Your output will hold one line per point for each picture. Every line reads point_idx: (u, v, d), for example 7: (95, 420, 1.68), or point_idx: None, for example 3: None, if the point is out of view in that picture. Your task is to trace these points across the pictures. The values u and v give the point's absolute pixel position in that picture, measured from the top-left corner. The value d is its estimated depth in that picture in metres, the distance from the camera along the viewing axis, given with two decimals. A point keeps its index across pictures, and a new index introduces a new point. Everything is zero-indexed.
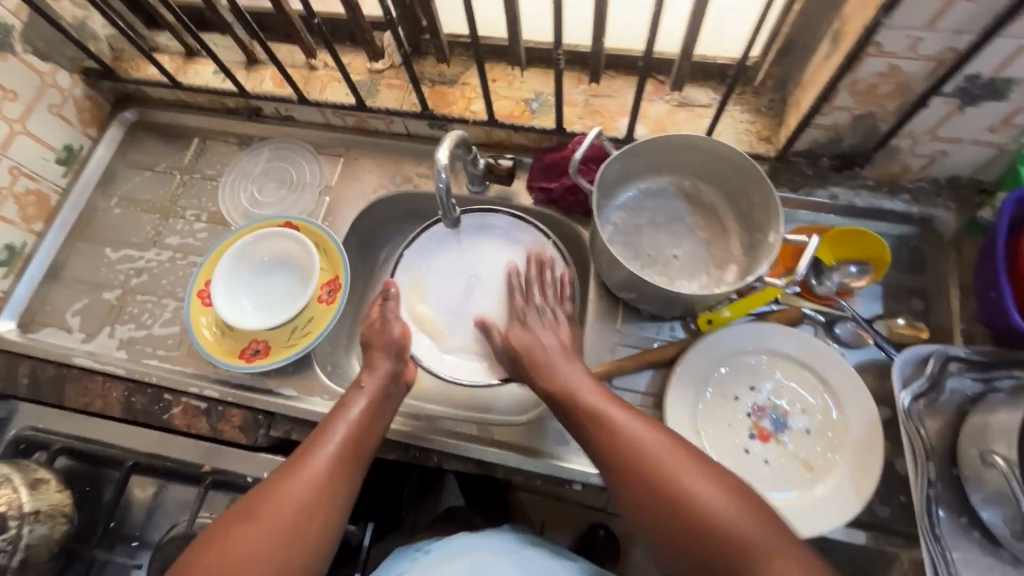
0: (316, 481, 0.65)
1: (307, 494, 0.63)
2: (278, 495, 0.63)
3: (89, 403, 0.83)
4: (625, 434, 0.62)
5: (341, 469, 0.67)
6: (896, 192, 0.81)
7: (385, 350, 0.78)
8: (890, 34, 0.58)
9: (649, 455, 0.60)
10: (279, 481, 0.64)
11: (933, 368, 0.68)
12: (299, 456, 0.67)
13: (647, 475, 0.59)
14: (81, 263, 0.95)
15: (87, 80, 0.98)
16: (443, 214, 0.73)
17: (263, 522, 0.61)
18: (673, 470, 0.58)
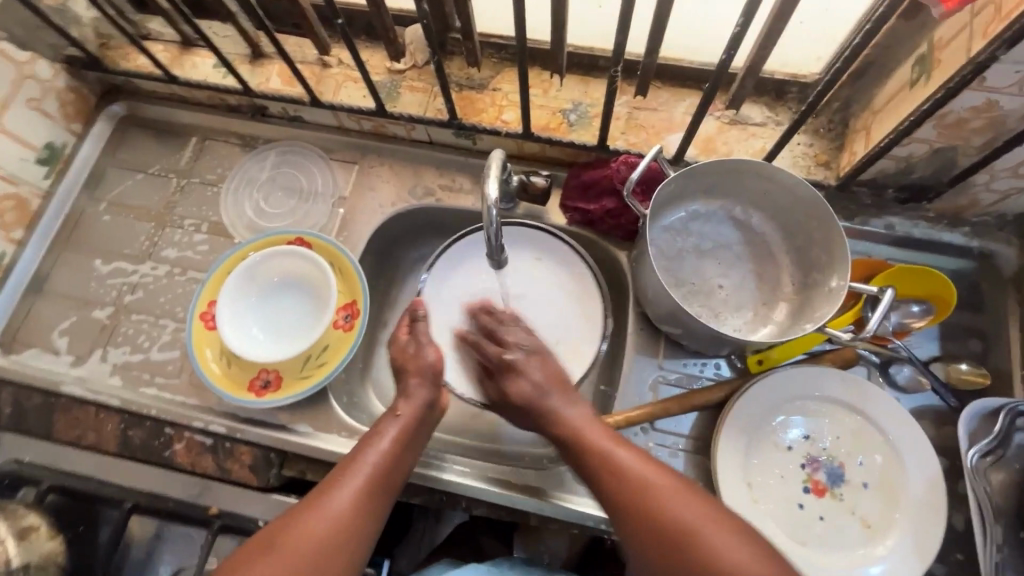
0: (338, 528, 0.57)
1: (326, 542, 0.56)
2: (294, 539, 0.56)
3: (82, 435, 0.76)
4: (649, 484, 0.55)
5: (363, 513, 0.59)
6: (958, 225, 0.75)
7: (422, 376, 0.69)
8: (999, 68, 0.52)
9: (671, 509, 0.53)
10: (297, 522, 0.57)
11: (1003, 425, 0.65)
12: (320, 493, 0.59)
13: (665, 532, 0.53)
14: (68, 275, 0.87)
15: (70, 69, 0.87)
16: (489, 250, 0.66)
17: (275, 570, 0.54)
18: (698, 528, 0.52)
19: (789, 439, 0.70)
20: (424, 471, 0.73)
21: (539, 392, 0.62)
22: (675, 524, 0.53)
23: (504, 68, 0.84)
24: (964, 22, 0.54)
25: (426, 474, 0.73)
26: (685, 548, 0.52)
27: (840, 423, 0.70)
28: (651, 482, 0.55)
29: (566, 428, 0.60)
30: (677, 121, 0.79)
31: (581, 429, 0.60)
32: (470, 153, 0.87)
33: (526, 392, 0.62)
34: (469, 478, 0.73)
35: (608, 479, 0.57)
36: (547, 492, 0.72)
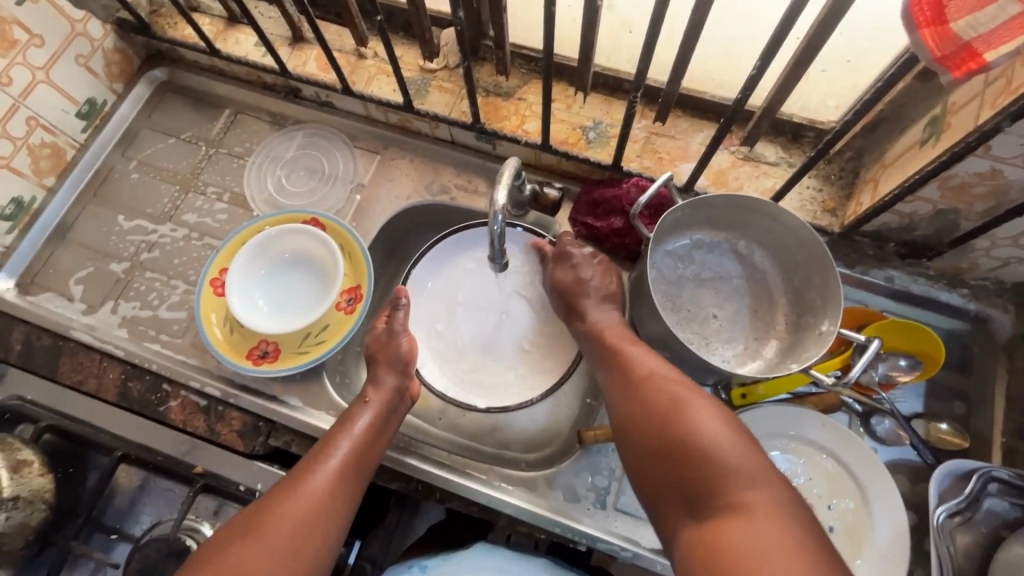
0: (322, 480, 0.62)
1: (312, 492, 0.61)
2: (283, 495, 0.61)
3: (83, 381, 0.79)
4: (639, 381, 0.63)
5: (346, 473, 0.64)
6: (956, 286, 0.76)
7: (392, 364, 0.74)
8: (1004, 139, 0.53)
9: (664, 395, 0.60)
10: (286, 483, 0.63)
11: (974, 488, 0.65)
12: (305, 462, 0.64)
13: (655, 413, 0.59)
14: (91, 226, 0.90)
15: (119, 31, 0.91)
16: (493, 257, 0.70)
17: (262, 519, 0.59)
18: (684, 411, 0.57)
19: None
20: (403, 459, 0.75)
21: (589, 285, 0.75)
22: (663, 408, 0.59)
23: (532, 80, 0.86)
24: (977, 90, 0.56)
25: (411, 463, 0.75)
26: (669, 429, 0.57)
27: (816, 465, 0.71)
28: (646, 379, 0.63)
29: (594, 329, 0.73)
30: (692, 150, 0.81)
31: (606, 331, 0.72)
32: (488, 157, 0.89)
33: (579, 284, 0.75)
34: (445, 471, 0.75)
35: (615, 379, 0.66)
36: (520, 493, 0.74)
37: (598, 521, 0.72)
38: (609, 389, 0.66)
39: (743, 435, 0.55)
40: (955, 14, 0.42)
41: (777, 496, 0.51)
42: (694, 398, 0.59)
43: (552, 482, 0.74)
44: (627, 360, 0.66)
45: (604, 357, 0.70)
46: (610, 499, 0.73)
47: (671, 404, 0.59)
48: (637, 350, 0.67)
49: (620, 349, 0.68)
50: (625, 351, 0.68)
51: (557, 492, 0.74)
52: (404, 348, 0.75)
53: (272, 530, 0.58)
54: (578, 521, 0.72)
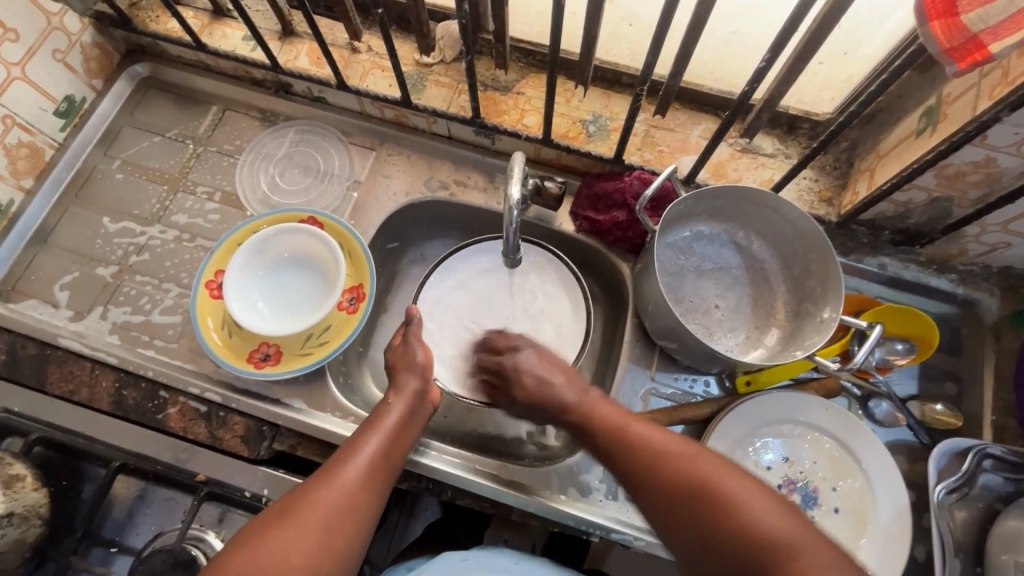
0: (350, 495, 0.59)
1: (343, 510, 0.58)
2: (303, 513, 0.56)
3: (74, 390, 0.76)
4: (659, 452, 0.58)
5: (375, 478, 0.62)
6: (946, 271, 0.79)
7: (409, 368, 0.72)
8: (1000, 128, 0.55)
9: (688, 472, 0.55)
10: (305, 495, 0.58)
11: (969, 465, 0.68)
12: (329, 467, 0.61)
13: (682, 491, 0.55)
14: (74, 229, 0.87)
15: (98, 26, 0.87)
16: (507, 255, 0.70)
17: (295, 532, 0.55)
18: (716, 484, 0.54)
19: (769, 461, 0.73)
20: (413, 458, 0.74)
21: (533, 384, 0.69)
22: (691, 484, 0.55)
23: (531, 73, 0.86)
24: (972, 82, 0.58)
25: (420, 463, 0.74)
26: (705, 506, 0.53)
27: (821, 448, 0.73)
28: (666, 454, 0.57)
29: (576, 411, 0.65)
30: (692, 143, 0.82)
31: (596, 407, 0.64)
32: (488, 153, 0.89)
33: (533, 377, 0.68)
34: (457, 469, 0.74)
35: (624, 457, 0.59)
36: (532, 488, 0.74)
37: (612, 512, 0.73)
38: (618, 466, 0.60)
39: (776, 498, 0.54)
40: (966, 7, 0.44)
41: (832, 557, 0.49)
42: (717, 468, 0.55)
43: (564, 476, 0.75)
44: (630, 435, 0.60)
45: (600, 432, 0.62)
46: (621, 490, 0.74)
47: (696, 478, 0.55)
48: (641, 422, 0.62)
49: (619, 423, 0.62)
50: (625, 424, 0.62)
51: (569, 486, 0.74)
52: (421, 356, 0.73)
53: (298, 551, 0.54)
54: (591, 512, 0.73)
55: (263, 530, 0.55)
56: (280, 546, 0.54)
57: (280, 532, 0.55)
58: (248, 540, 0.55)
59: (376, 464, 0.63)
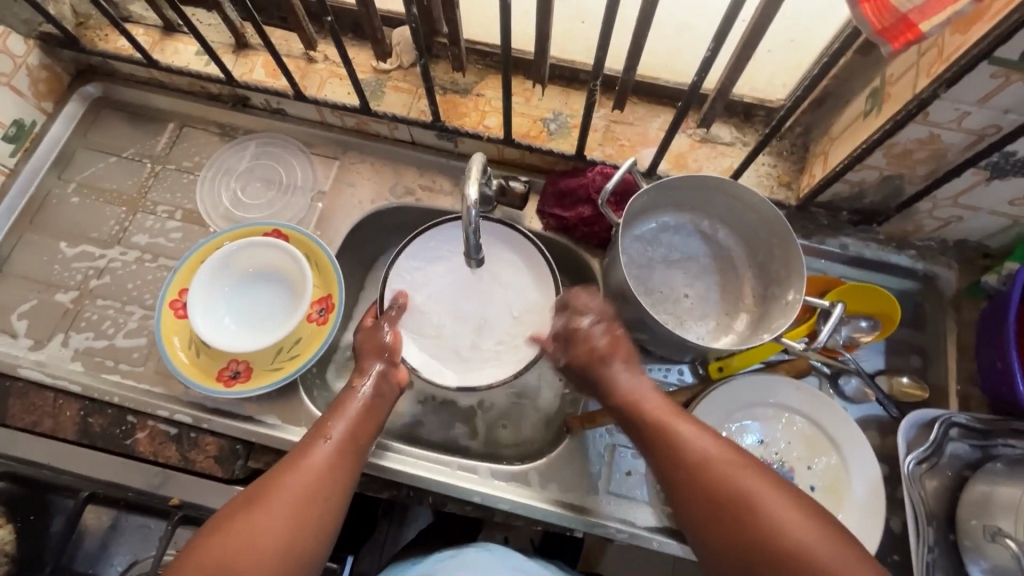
0: (318, 475, 0.58)
1: (310, 488, 0.57)
2: (273, 491, 0.56)
3: (36, 422, 0.74)
4: (702, 457, 0.57)
5: (342, 459, 0.61)
6: (905, 248, 0.81)
7: (377, 353, 0.71)
8: (940, 105, 0.57)
9: (723, 476, 0.55)
10: (275, 476, 0.58)
11: (937, 435, 0.70)
12: (299, 450, 0.61)
13: (722, 496, 0.54)
14: (30, 257, 0.84)
15: (44, 47, 0.85)
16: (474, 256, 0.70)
17: (264, 512, 0.55)
18: (749, 488, 0.54)
19: (745, 444, 0.74)
20: (389, 466, 0.73)
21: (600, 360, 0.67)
22: (725, 491, 0.54)
23: (489, 75, 0.86)
24: (911, 61, 0.59)
25: (398, 472, 0.73)
26: (739, 510, 0.53)
27: (793, 429, 0.74)
28: (708, 458, 0.57)
29: (625, 398, 0.64)
30: (651, 136, 0.83)
31: (637, 398, 0.64)
32: (451, 156, 0.89)
33: (588, 349, 0.67)
34: (436, 475, 0.74)
35: (666, 457, 0.59)
36: (513, 489, 0.74)
37: (594, 508, 0.73)
38: (659, 464, 0.59)
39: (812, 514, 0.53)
40: None
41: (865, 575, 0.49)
42: (748, 474, 0.55)
43: (545, 474, 0.75)
44: (671, 434, 0.59)
45: (644, 428, 0.61)
46: (602, 484, 0.75)
47: (731, 483, 0.55)
48: (683, 421, 0.60)
49: (664, 421, 0.61)
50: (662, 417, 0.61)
51: (551, 484, 0.74)
52: (388, 338, 0.72)
53: (268, 527, 0.54)
54: (573, 509, 0.73)
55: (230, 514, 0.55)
56: (249, 523, 0.54)
57: (250, 510, 0.55)
58: (219, 519, 0.55)
59: (344, 445, 0.62)
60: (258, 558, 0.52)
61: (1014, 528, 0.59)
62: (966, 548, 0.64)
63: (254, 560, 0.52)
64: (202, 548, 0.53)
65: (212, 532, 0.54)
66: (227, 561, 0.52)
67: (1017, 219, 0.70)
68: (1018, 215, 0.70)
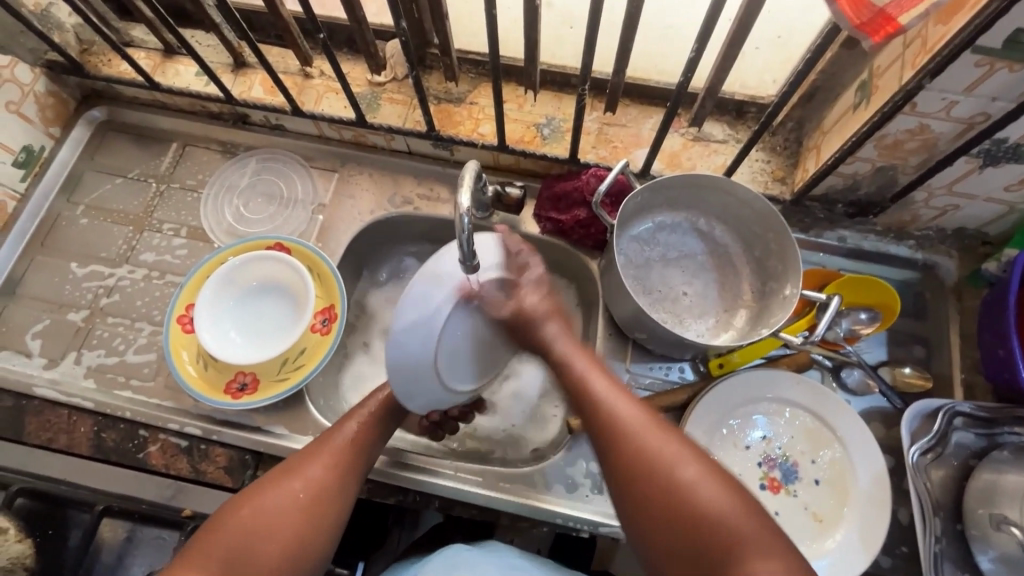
0: (331, 470, 0.63)
1: (322, 485, 0.62)
2: (291, 480, 0.61)
3: (53, 438, 0.77)
4: (622, 428, 0.57)
5: (353, 456, 0.65)
6: (903, 238, 0.81)
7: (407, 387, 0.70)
8: (927, 95, 0.57)
9: (655, 465, 0.54)
10: (291, 468, 0.63)
11: (941, 425, 0.69)
12: (318, 443, 0.66)
13: (640, 471, 0.54)
14: (42, 278, 0.86)
15: (50, 74, 0.88)
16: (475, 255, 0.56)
17: (279, 500, 0.59)
18: (668, 462, 0.53)
19: (748, 439, 0.74)
20: (396, 471, 0.75)
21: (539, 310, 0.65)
22: (641, 461, 0.54)
23: (481, 83, 0.87)
24: (898, 53, 0.59)
25: (407, 477, 0.75)
26: (657, 481, 0.53)
27: (796, 423, 0.74)
28: (631, 431, 0.56)
29: (559, 363, 0.63)
30: (645, 137, 0.83)
31: (577, 359, 0.62)
32: (448, 164, 0.90)
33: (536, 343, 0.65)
34: (443, 479, 0.74)
35: (595, 427, 0.59)
36: (517, 491, 0.74)
37: (598, 507, 0.73)
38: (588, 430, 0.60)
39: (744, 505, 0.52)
40: None
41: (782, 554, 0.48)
42: (664, 440, 0.55)
43: (550, 475, 0.75)
44: (596, 398, 0.59)
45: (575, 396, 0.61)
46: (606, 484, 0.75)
47: (660, 467, 0.53)
48: (611, 386, 0.60)
49: (593, 388, 0.60)
50: (601, 396, 0.60)
51: (556, 485, 0.75)
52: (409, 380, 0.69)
53: (279, 514, 0.58)
54: (578, 509, 0.73)
55: (247, 498, 0.59)
56: (264, 508, 0.58)
57: (262, 498, 0.59)
58: (235, 503, 0.59)
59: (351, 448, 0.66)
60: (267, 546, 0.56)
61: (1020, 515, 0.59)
62: (973, 537, 0.64)
63: (263, 543, 0.56)
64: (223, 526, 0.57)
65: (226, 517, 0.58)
66: (240, 543, 0.56)
67: (1013, 205, 0.70)
68: (1014, 202, 0.70)
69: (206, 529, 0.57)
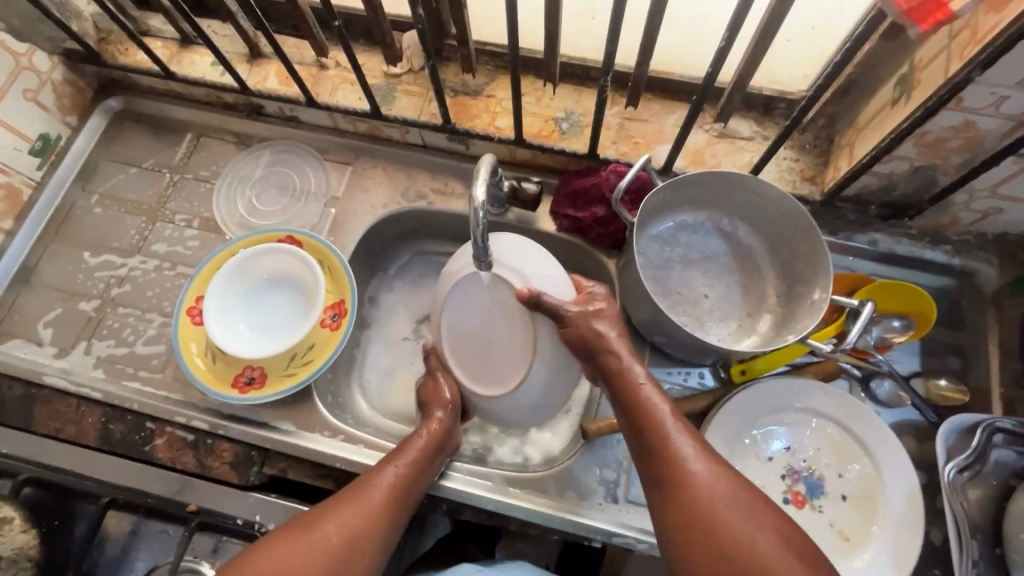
0: (376, 512, 0.59)
1: (365, 526, 0.57)
2: (336, 516, 0.57)
3: (61, 428, 0.76)
4: (686, 477, 0.53)
5: (401, 498, 0.61)
6: (940, 243, 0.77)
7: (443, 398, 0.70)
8: (974, 89, 0.53)
9: (733, 537, 0.50)
10: (341, 501, 0.59)
11: (979, 441, 0.65)
12: (367, 478, 0.61)
13: (702, 529, 0.51)
14: (56, 267, 0.86)
15: (68, 63, 0.88)
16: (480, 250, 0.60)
17: (317, 540, 0.55)
18: (742, 523, 0.50)
19: (771, 450, 0.70)
20: None
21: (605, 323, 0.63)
22: (708, 519, 0.51)
23: (499, 76, 0.85)
24: (943, 44, 0.56)
25: None
26: (723, 542, 0.50)
27: (822, 434, 0.70)
28: (696, 482, 0.53)
29: (629, 393, 0.60)
30: (667, 132, 0.80)
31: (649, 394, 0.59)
32: (463, 158, 0.88)
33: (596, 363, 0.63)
34: (452, 482, 0.72)
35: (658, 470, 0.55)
36: (527, 497, 0.72)
37: (609, 516, 0.71)
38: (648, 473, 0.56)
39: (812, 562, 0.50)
40: None
41: None
42: (737, 498, 0.52)
43: (562, 481, 0.73)
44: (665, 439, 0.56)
45: (640, 434, 0.58)
46: (620, 492, 0.72)
47: (739, 538, 0.50)
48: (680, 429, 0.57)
49: (662, 425, 0.57)
50: (670, 438, 0.56)
51: (568, 492, 0.72)
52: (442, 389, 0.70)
53: (312, 556, 0.54)
54: (590, 518, 0.70)
55: (286, 533, 0.55)
56: (302, 548, 0.54)
57: (301, 538, 0.55)
58: (266, 540, 0.55)
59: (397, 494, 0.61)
60: None
61: None
62: None
63: None
64: (256, 557, 0.53)
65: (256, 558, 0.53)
66: None
67: None
68: None
69: (247, 556, 0.53)
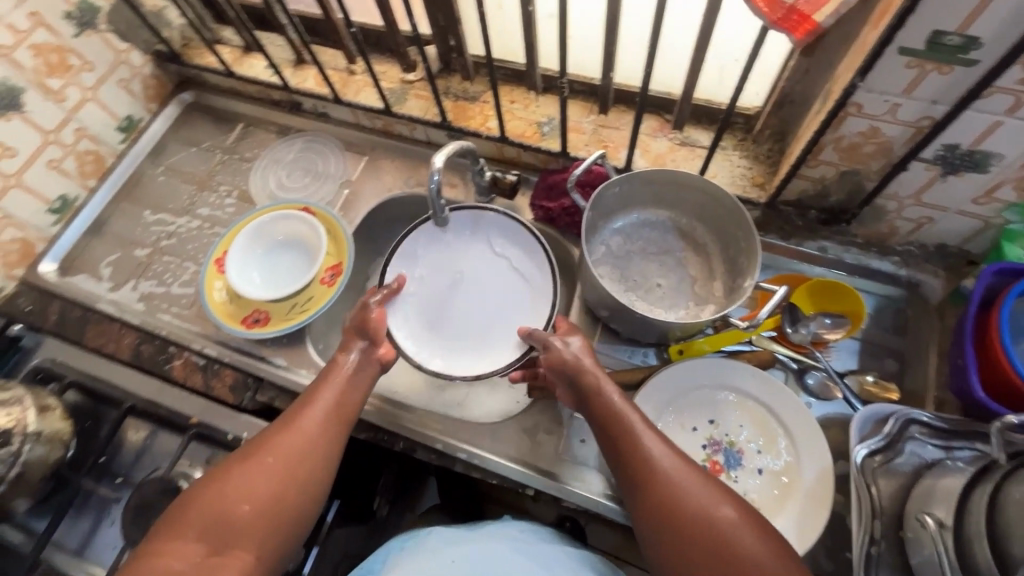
0: (307, 437, 0.66)
1: (299, 450, 0.65)
2: (267, 448, 0.65)
3: (105, 343, 0.92)
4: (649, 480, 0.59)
5: (328, 423, 0.69)
6: (885, 253, 0.82)
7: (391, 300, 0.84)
8: (868, 96, 0.61)
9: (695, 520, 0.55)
10: (271, 437, 0.66)
11: (892, 429, 0.69)
12: (294, 414, 0.69)
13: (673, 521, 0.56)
14: (122, 221, 1.05)
15: (156, 61, 1.09)
16: (434, 210, 0.84)
17: (254, 473, 0.63)
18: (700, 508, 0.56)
19: (695, 422, 0.76)
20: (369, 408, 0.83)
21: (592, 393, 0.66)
22: (680, 513, 0.56)
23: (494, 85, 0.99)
24: (848, 60, 0.64)
25: (373, 413, 0.82)
26: (686, 529, 0.55)
27: (747, 413, 0.76)
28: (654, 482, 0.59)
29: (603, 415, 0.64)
30: None
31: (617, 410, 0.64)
32: None
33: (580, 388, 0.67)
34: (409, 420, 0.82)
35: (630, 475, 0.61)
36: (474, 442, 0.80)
37: (541, 466, 0.78)
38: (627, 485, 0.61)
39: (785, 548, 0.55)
40: None
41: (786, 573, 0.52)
42: (690, 486, 0.58)
43: (507, 432, 0.81)
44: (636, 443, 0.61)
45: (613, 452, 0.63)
46: (557, 448, 0.80)
47: (700, 521, 0.55)
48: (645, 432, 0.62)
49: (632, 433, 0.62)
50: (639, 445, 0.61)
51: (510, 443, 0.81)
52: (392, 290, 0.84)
53: (253, 490, 0.62)
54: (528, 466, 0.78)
55: (227, 470, 0.63)
56: (246, 481, 0.62)
57: (243, 471, 0.63)
58: (214, 477, 0.63)
59: (327, 414, 0.69)
60: (240, 516, 0.60)
61: (944, 512, 0.58)
62: (908, 540, 0.62)
63: (231, 519, 0.60)
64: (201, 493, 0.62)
65: (206, 489, 0.62)
66: (218, 527, 0.59)
67: (987, 219, 0.70)
68: (987, 216, 0.70)
69: (189, 501, 0.62)
